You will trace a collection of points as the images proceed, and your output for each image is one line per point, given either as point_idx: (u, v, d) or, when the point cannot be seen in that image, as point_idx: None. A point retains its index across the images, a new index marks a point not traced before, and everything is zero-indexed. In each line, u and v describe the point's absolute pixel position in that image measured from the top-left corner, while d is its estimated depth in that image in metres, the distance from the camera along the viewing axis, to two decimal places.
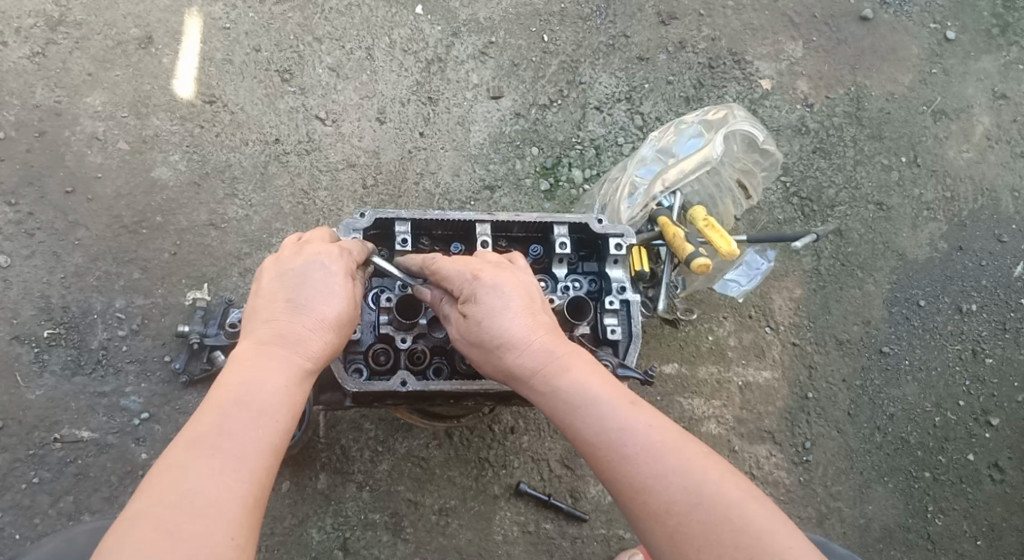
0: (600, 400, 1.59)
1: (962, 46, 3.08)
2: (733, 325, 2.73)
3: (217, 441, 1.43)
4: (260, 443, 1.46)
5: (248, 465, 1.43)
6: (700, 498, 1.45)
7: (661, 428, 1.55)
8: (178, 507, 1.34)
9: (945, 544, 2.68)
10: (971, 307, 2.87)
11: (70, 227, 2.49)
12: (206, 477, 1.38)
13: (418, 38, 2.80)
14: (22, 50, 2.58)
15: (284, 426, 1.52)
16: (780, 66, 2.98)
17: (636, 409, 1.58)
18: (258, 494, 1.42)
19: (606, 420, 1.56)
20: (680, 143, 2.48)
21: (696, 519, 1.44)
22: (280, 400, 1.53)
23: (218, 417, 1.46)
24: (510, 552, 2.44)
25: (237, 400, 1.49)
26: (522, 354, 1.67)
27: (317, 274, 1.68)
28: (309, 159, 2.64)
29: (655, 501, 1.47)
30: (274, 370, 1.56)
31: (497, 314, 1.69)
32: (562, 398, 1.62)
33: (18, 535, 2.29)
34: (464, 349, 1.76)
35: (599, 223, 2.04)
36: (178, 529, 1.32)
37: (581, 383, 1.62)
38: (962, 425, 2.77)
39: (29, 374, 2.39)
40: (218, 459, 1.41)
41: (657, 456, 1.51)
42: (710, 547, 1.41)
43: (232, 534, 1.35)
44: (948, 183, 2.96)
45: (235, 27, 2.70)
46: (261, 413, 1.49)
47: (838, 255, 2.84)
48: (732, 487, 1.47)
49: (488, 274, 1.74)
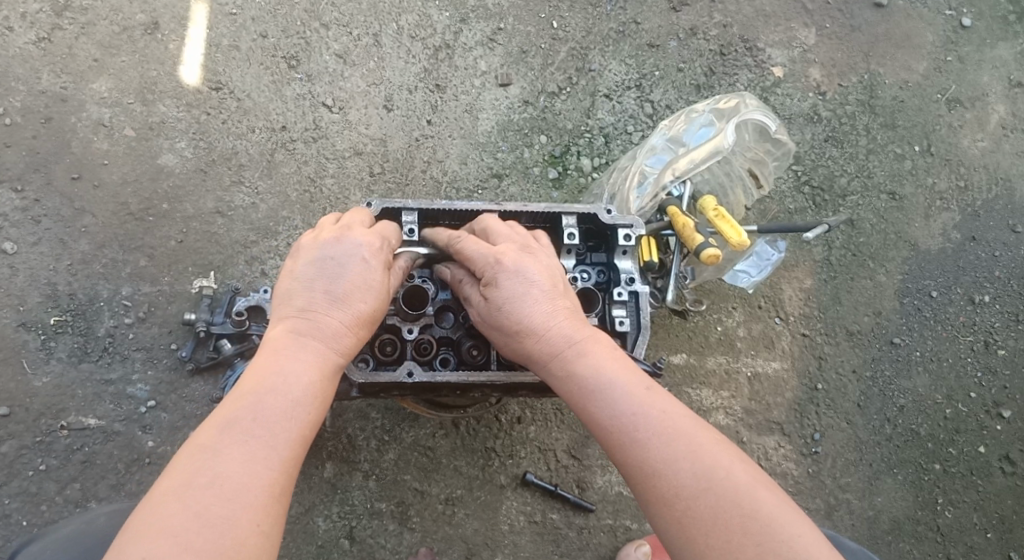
0: (616, 386, 1.58)
1: (978, 34, 3.03)
2: (742, 315, 2.71)
3: (247, 425, 1.45)
4: (291, 431, 1.48)
5: (276, 453, 1.44)
6: (708, 482, 1.44)
7: (675, 414, 1.54)
8: (206, 489, 1.36)
9: (954, 537, 2.66)
10: (983, 298, 2.84)
11: (76, 214, 2.48)
12: (235, 462, 1.40)
13: (426, 25, 2.77)
14: (27, 35, 2.56)
15: (313, 418, 1.52)
16: (792, 53, 2.94)
17: (651, 395, 1.57)
18: (286, 483, 1.43)
19: (619, 405, 1.56)
20: (691, 132, 2.45)
21: (704, 504, 1.42)
22: (311, 390, 1.54)
23: (249, 403, 1.48)
24: (517, 542, 2.43)
25: (268, 387, 1.50)
26: (539, 340, 1.66)
27: (355, 266, 1.66)
28: (316, 146, 2.62)
29: (664, 486, 1.46)
30: (308, 359, 1.57)
31: (517, 299, 1.68)
32: (577, 384, 1.61)
33: (25, 521, 2.30)
34: (483, 331, 1.75)
35: (608, 214, 2.02)
36: (205, 511, 1.34)
37: (596, 369, 1.61)
38: (973, 417, 2.75)
39: (35, 361, 2.39)
40: (247, 445, 1.43)
41: (670, 441, 1.49)
42: (718, 532, 1.40)
43: (257, 521, 1.36)
44: (961, 172, 2.92)
45: (242, 13, 2.68)
46: (291, 402, 1.50)
47: (849, 245, 2.81)
48: (742, 474, 1.46)
49: (512, 259, 1.72)
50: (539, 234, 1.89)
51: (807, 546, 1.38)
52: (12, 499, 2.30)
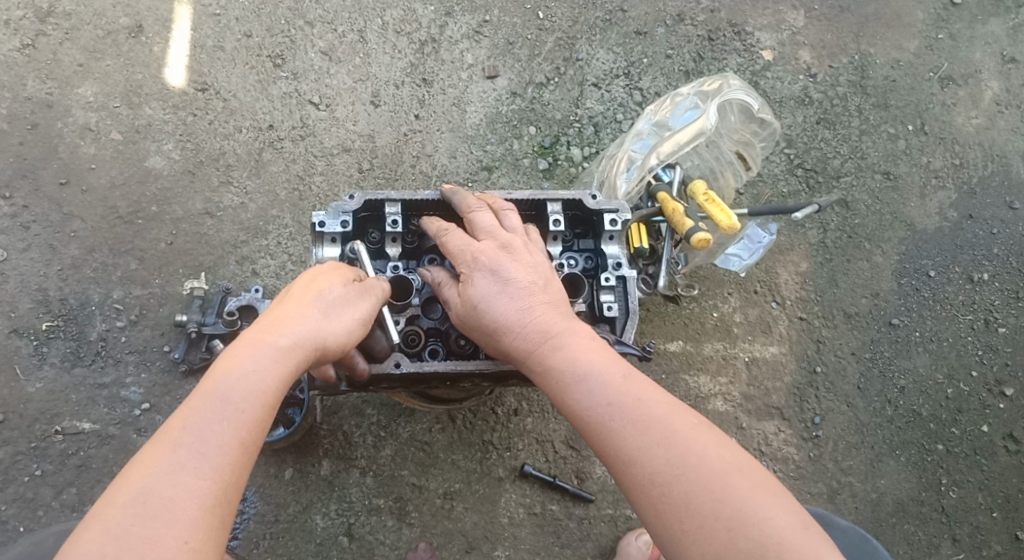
0: (592, 377, 1.57)
1: (969, 11, 3.01)
2: (738, 300, 2.69)
3: (184, 437, 1.41)
4: (228, 438, 1.43)
5: (209, 465, 1.40)
6: (681, 468, 1.42)
7: (651, 402, 1.52)
8: (129, 510, 1.33)
9: (959, 517, 2.64)
10: (982, 276, 2.81)
11: (65, 219, 2.48)
12: (165, 477, 1.36)
13: (411, 19, 2.76)
14: (12, 42, 2.57)
15: (258, 422, 1.48)
16: (781, 36, 2.92)
17: (627, 383, 1.55)
18: (222, 493, 1.39)
19: (594, 394, 1.55)
20: (677, 116, 2.44)
21: (678, 490, 1.41)
22: (256, 395, 1.48)
23: (188, 412, 1.43)
24: (517, 534, 2.42)
25: (212, 395, 1.46)
26: (517, 337, 1.67)
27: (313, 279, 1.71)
28: (304, 145, 2.61)
29: (639, 473, 1.45)
30: (258, 360, 1.51)
31: (492, 297, 1.69)
32: (554, 377, 1.62)
33: (22, 527, 2.29)
34: (465, 333, 1.76)
35: (593, 199, 2.01)
36: (126, 532, 1.31)
37: (571, 362, 1.61)
38: (976, 396, 2.72)
39: (29, 367, 2.39)
40: (179, 459, 1.38)
41: (644, 431, 1.48)
42: (692, 518, 1.39)
43: (185, 538, 1.33)
44: (956, 150, 2.89)
45: (226, 13, 2.67)
46: (235, 409, 1.46)
47: (844, 227, 2.79)
48: (718, 458, 1.43)
49: (488, 256, 1.74)
50: (527, 227, 1.88)
51: (781, 527, 1.35)
52: (9, 505, 2.31)
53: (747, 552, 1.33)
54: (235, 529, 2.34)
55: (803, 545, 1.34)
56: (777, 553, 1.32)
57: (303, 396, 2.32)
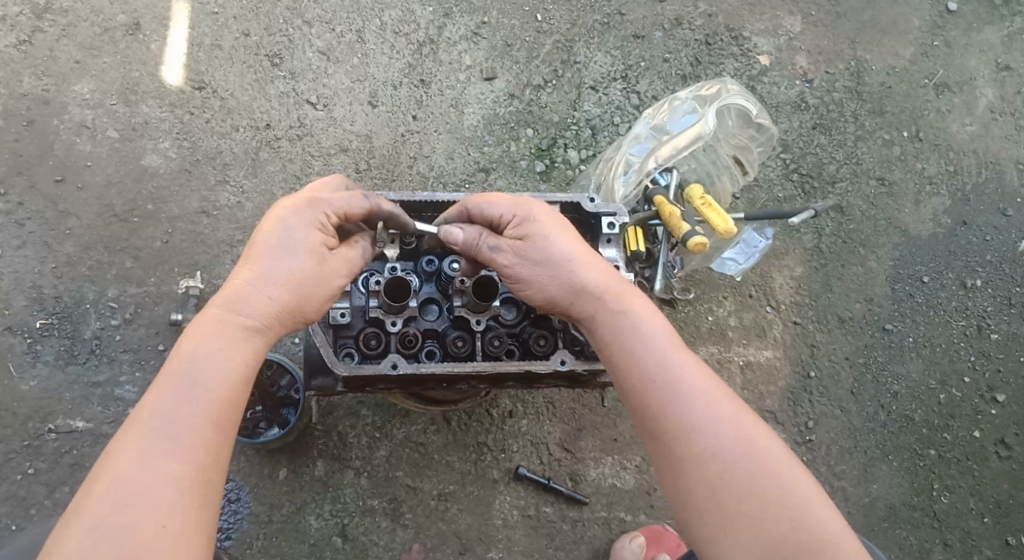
0: (660, 338, 1.62)
1: (964, 18, 3.02)
2: (733, 304, 2.70)
3: (154, 424, 1.42)
4: (200, 420, 1.44)
5: (184, 447, 1.41)
6: (750, 449, 1.48)
7: (714, 380, 1.58)
8: (103, 501, 1.35)
9: (951, 522, 2.65)
10: (975, 283, 2.83)
11: (61, 217, 2.47)
12: (139, 466, 1.38)
13: (409, 20, 2.76)
14: (8, 38, 2.56)
15: (227, 399, 1.48)
16: (778, 41, 2.93)
17: (692, 358, 1.61)
18: (198, 475, 1.41)
19: (663, 355, 1.59)
20: (674, 120, 2.45)
21: (744, 470, 1.46)
22: (224, 373, 1.49)
23: (156, 400, 1.44)
24: (511, 536, 2.42)
25: (179, 377, 1.46)
26: (586, 283, 1.69)
27: (277, 234, 1.60)
28: (301, 144, 2.61)
29: (704, 444, 1.49)
30: (221, 336, 1.52)
31: (565, 243, 1.71)
32: (623, 330, 1.64)
33: (14, 525, 2.28)
34: (519, 273, 1.73)
35: (591, 202, 2.02)
36: (104, 523, 1.33)
37: (640, 320, 1.64)
38: (968, 402, 2.74)
39: (22, 365, 2.38)
40: (150, 445, 1.40)
41: (715, 400, 1.54)
42: (754, 499, 1.44)
43: (163, 523, 1.35)
44: (951, 157, 2.91)
45: (223, 12, 2.66)
46: (203, 387, 1.46)
47: (839, 232, 2.80)
48: (782, 450, 1.50)
49: (553, 209, 1.78)
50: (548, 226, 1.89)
51: (838, 526, 1.43)
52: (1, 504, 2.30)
53: (808, 545, 1.40)
54: (229, 529, 2.33)
55: (852, 543, 1.42)
56: (835, 548, 1.40)
57: (298, 397, 2.33)
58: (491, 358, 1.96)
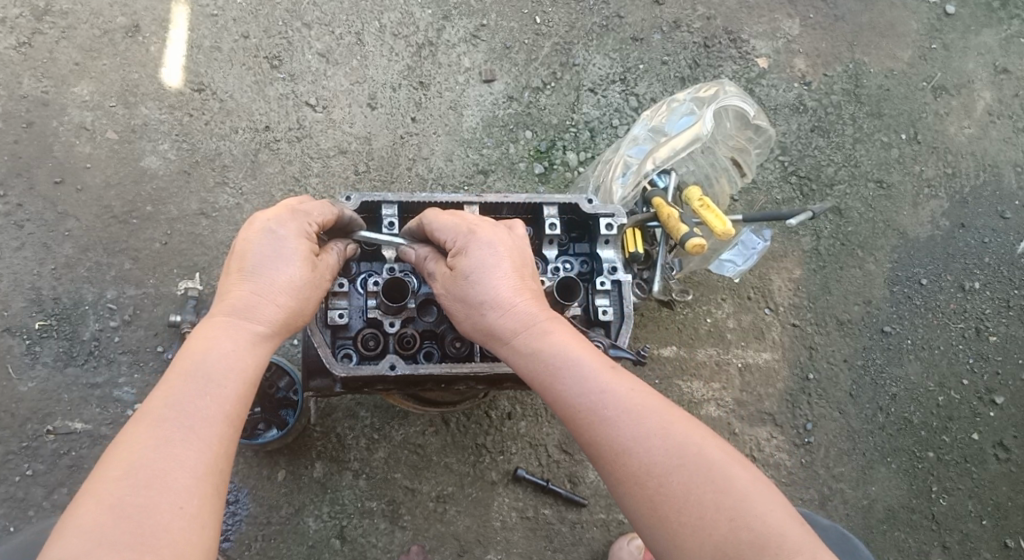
0: (583, 363, 1.58)
1: (962, 21, 3.03)
2: (732, 306, 2.70)
3: (169, 412, 1.42)
4: (214, 412, 1.45)
5: (201, 435, 1.42)
6: (681, 459, 1.46)
7: (643, 393, 1.55)
8: (122, 482, 1.34)
9: (949, 524, 2.65)
10: (974, 285, 2.83)
11: (60, 218, 2.47)
12: (157, 449, 1.38)
13: (408, 22, 2.76)
14: (8, 41, 2.56)
15: (240, 395, 1.50)
16: (776, 44, 2.94)
17: (615, 375, 1.57)
18: (214, 463, 1.42)
19: (585, 381, 1.56)
20: (673, 121, 2.46)
21: (677, 481, 1.44)
22: (235, 368, 1.51)
23: (170, 391, 1.45)
24: (509, 538, 2.42)
25: (192, 371, 1.48)
26: (506, 314, 1.65)
27: (268, 241, 1.63)
28: (300, 146, 2.61)
29: (636, 462, 1.47)
30: (229, 337, 1.54)
31: (486, 271, 1.67)
32: (544, 359, 1.60)
33: (12, 527, 2.28)
34: (447, 309, 1.73)
35: (589, 203, 2.02)
36: (125, 503, 1.33)
37: (562, 346, 1.61)
38: (967, 404, 2.74)
39: (21, 366, 2.38)
40: (166, 432, 1.40)
41: (641, 418, 1.50)
42: (691, 509, 1.42)
43: (183, 506, 1.35)
44: (949, 159, 2.91)
45: (223, 14, 2.67)
46: (217, 381, 1.48)
47: (838, 234, 2.80)
48: (715, 450, 1.48)
49: (480, 231, 1.73)
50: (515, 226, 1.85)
51: (779, 518, 1.40)
52: None
53: (751, 543, 1.37)
54: (227, 531, 2.33)
55: (797, 533, 1.40)
56: (778, 544, 1.37)
57: (298, 397, 2.32)
58: (489, 359, 1.96)
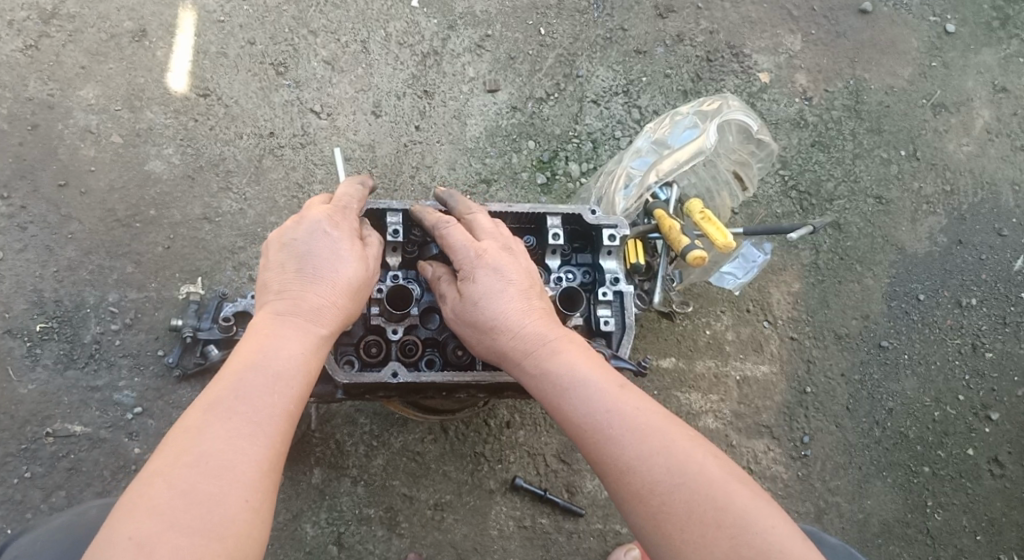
0: (589, 383, 1.60)
1: (962, 40, 3.06)
2: (731, 319, 2.72)
3: (234, 403, 1.45)
4: (278, 406, 1.48)
5: (264, 428, 1.44)
6: (683, 477, 1.46)
7: (648, 411, 1.56)
8: (190, 467, 1.36)
9: (944, 540, 2.66)
10: (971, 301, 2.85)
11: (63, 221, 2.48)
12: (223, 440, 1.40)
13: (414, 31, 2.78)
14: (15, 43, 2.57)
15: (301, 393, 1.53)
16: (778, 59, 2.96)
17: (622, 392, 1.59)
18: (275, 458, 1.44)
19: (592, 399, 1.57)
20: (675, 135, 2.48)
21: (679, 499, 1.45)
22: (297, 367, 1.54)
23: (234, 384, 1.47)
24: (506, 547, 2.42)
25: (255, 365, 1.50)
26: (514, 336, 1.69)
27: (324, 243, 1.68)
28: (304, 153, 2.62)
29: (640, 480, 1.48)
30: (290, 336, 1.57)
31: (493, 296, 1.71)
32: (552, 380, 1.63)
33: (9, 529, 2.28)
34: (457, 330, 1.77)
35: (593, 214, 2.04)
36: (195, 488, 1.34)
37: (571, 366, 1.63)
38: (962, 420, 2.75)
39: (21, 368, 2.38)
40: (233, 422, 1.43)
41: (645, 437, 1.51)
42: (693, 527, 1.43)
43: (248, 497, 1.37)
44: (948, 176, 2.94)
45: (229, 21, 2.68)
46: (280, 377, 1.51)
47: (837, 249, 2.82)
48: (717, 469, 1.49)
49: (491, 255, 1.76)
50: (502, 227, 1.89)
51: (780, 535, 1.41)
52: None
53: None
54: None
55: (799, 551, 1.41)
56: None
57: None
58: (491, 367, 1.97)
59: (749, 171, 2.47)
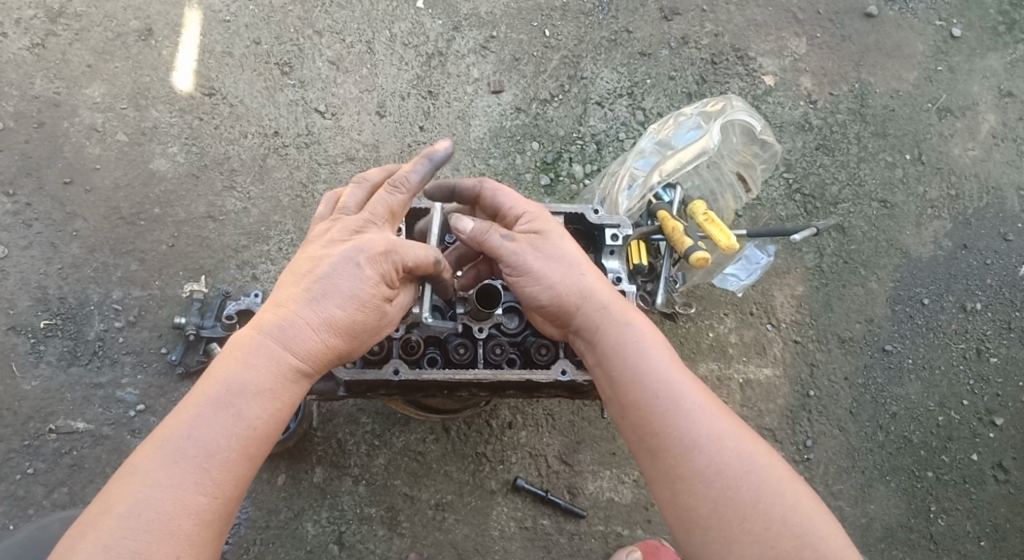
0: (663, 358, 1.68)
1: (968, 44, 3.05)
2: (734, 322, 2.71)
3: (184, 448, 1.46)
4: (229, 453, 1.49)
5: (209, 478, 1.46)
6: (753, 468, 1.55)
7: (715, 402, 1.65)
8: (123, 520, 1.40)
9: (947, 545, 2.65)
10: (975, 306, 2.84)
11: (68, 218, 2.49)
12: (166, 491, 1.43)
13: (418, 33, 2.79)
14: (22, 41, 2.58)
15: (261, 435, 1.53)
16: (783, 62, 2.96)
17: (693, 378, 1.68)
18: (216, 508, 1.46)
19: (668, 371, 1.66)
20: (679, 135, 2.48)
21: (745, 487, 1.53)
22: (261, 409, 1.53)
23: (190, 424, 1.48)
24: (507, 548, 2.42)
25: (218, 402, 1.50)
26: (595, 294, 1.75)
27: (332, 267, 1.63)
28: (308, 152, 2.63)
29: (708, 460, 1.56)
30: (266, 370, 1.56)
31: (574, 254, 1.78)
32: (630, 342, 1.70)
33: (11, 525, 2.29)
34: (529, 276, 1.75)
35: (595, 213, 2.04)
36: (120, 545, 1.38)
37: (645, 337, 1.71)
38: (966, 425, 2.74)
39: (25, 365, 2.39)
40: (175, 471, 1.44)
41: (714, 414, 1.61)
42: (756, 517, 1.51)
43: (178, 553, 1.41)
44: (953, 181, 2.93)
45: (235, 20, 2.69)
46: (237, 419, 1.50)
47: (841, 253, 2.81)
48: (781, 468, 1.57)
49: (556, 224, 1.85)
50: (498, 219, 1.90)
51: (837, 541, 1.50)
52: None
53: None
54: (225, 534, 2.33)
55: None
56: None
57: (297, 401, 2.31)
58: (492, 366, 1.98)
59: (749, 170, 2.47)
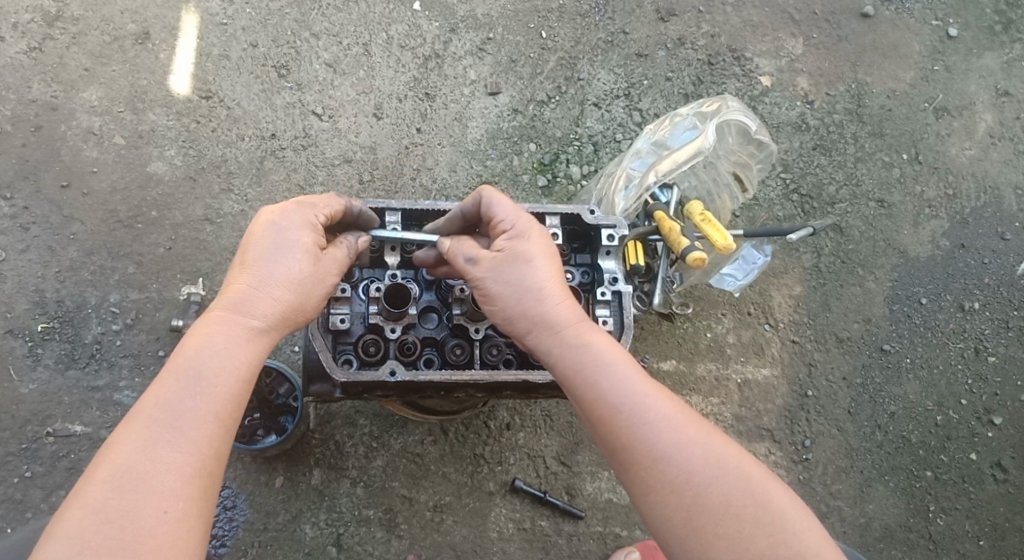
0: (623, 369, 1.63)
1: (964, 43, 3.06)
2: (732, 322, 2.71)
3: (158, 413, 1.45)
4: (206, 413, 1.48)
5: (186, 438, 1.45)
6: (722, 472, 1.52)
7: (679, 404, 1.62)
8: (105, 484, 1.38)
9: (946, 544, 2.65)
10: (973, 305, 2.84)
11: (66, 222, 2.49)
12: (147, 452, 1.41)
13: (415, 35, 2.79)
14: (19, 45, 2.59)
15: (233, 394, 1.53)
16: (780, 62, 2.96)
17: (653, 383, 1.64)
18: (200, 466, 1.44)
19: (627, 381, 1.61)
20: (675, 136, 2.48)
21: (716, 491, 1.50)
22: (229, 371, 1.54)
23: (161, 392, 1.47)
24: (505, 549, 2.42)
25: (185, 370, 1.50)
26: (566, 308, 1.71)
27: (273, 237, 1.66)
28: (305, 155, 2.63)
29: (676, 467, 1.52)
30: (226, 336, 1.56)
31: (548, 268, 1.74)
32: (593, 354, 1.65)
33: (9, 528, 2.28)
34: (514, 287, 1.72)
35: (591, 214, 2.03)
36: (105, 506, 1.36)
37: (603, 348, 1.66)
38: (964, 424, 2.74)
39: (22, 368, 2.39)
40: (152, 433, 1.43)
41: (681, 424, 1.57)
42: (731, 520, 1.48)
43: (167, 508, 1.38)
44: (950, 180, 2.93)
45: (232, 23, 2.70)
46: (205, 381, 1.50)
47: (838, 253, 2.82)
48: (752, 464, 1.55)
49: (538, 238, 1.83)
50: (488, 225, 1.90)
51: (812, 534, 1.48)
52: None
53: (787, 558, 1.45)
54: (223, 536, 2.33)
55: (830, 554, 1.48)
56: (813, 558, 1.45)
57: (298, 404, 2.36)
58: (490, 367, 1.99)
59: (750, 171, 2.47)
